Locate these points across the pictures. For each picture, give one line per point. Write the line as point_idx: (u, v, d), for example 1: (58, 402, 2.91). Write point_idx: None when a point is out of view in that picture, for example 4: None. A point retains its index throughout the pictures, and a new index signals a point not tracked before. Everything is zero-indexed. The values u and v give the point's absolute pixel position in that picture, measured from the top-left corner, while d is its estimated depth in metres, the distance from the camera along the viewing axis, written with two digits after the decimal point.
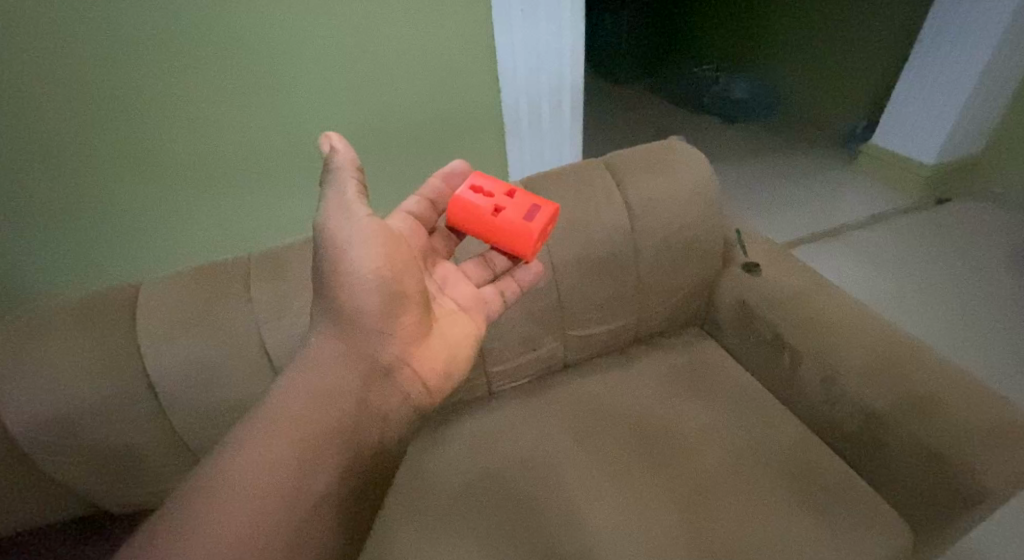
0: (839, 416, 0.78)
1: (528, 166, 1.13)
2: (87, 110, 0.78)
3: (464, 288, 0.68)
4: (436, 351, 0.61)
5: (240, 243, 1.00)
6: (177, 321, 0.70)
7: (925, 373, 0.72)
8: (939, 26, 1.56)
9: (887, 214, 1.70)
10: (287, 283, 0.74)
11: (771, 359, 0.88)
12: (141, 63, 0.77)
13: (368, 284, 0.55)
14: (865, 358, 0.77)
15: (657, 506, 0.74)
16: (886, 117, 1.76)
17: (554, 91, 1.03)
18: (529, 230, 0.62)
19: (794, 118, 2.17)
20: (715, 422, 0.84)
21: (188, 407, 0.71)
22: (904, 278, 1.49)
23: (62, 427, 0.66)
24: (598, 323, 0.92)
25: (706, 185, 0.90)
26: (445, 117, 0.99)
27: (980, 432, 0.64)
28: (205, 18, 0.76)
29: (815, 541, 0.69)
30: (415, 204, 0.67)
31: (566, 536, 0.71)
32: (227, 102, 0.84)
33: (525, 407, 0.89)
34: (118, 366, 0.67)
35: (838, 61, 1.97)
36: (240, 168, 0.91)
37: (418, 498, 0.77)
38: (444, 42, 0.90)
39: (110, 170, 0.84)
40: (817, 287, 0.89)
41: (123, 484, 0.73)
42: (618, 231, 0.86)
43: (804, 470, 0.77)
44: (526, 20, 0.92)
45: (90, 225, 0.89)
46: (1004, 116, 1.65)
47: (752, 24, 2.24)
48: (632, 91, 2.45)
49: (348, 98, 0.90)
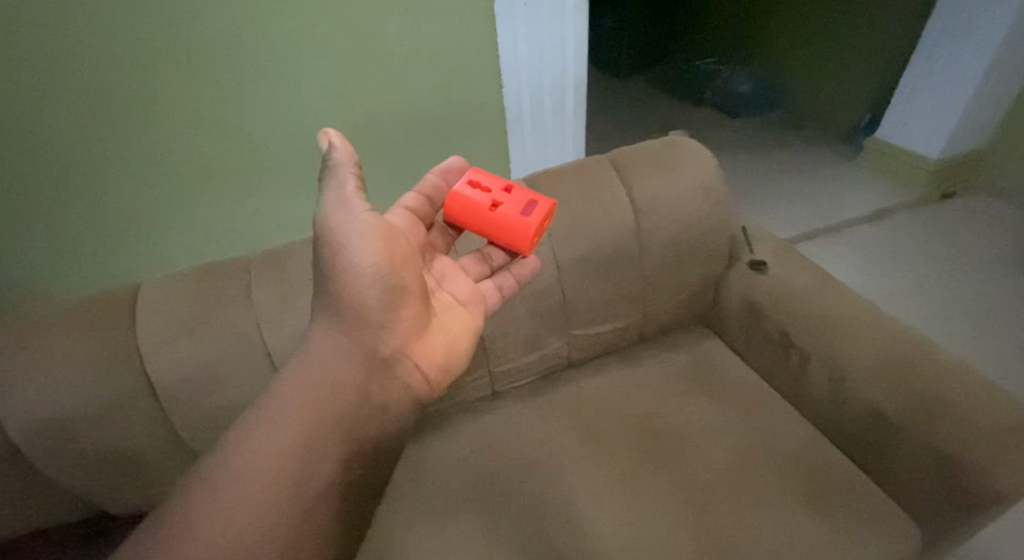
0: (846, 415, 0.77)
1: (530, 162, 1.12)
2: (86, 109, 0.77)
3: (463, 282, 0.67)
4: (436, 344, 0.60)
5: (240, 241, 0.99)
6: (177, 321, 0.69)
7: (935, 371, 0.71)
8: (945, 24, 1.55)
9: (891, 211, 1.68)
10: (288, 282, 0.73)
11: (778, 358, 0.87)
12: (143, 60, 0.76)
13: (367, 278, 0.54)
14: (875, 356, 0.75)
15: (664, 506, 0.73)
16: (890, 113, 1.75)
17: (556, 86, 1.02)
18: (525, 227, 0.61)
19: (797, 115, 2.16)
20: (721, 422, 0.83)
21: (188, 407, 0.70)
22: (907, 274, 1.48)
23: (59, 429, 0.65)
24: (602, 321, 0.91)
25: (711, 181, 0.89)
26: (447, 113, 0.98)
27: (991, 431, 0.63)
28: (205, 16, 0.75)
29: (823, 542, 0.68)
30: (412, 199, 0.65)
31: (571, 537, 0.70)
32: (227, 99, 0.83)
33: (528, 406, 0.88)
34: (117, 365, 0.66)
35: (842, 58, 1.96)
36: (240, 166, 0.90)
37: (421, 499, 0.76)
38: (447, 38, 0.89)
39: (107, 169, 0.83)
40: (824, 284, 0.88)
41: (123, 485, 0.72)
42: (622, 229, 0.85)
43: (812, 470, 0.76)
44: (528, 16, 0.91)
45: (88, 224, 0.88)
46: (1009, 112, 1.64)
47: (755, 20, 2.23)
48: (635, 85, 2.43)
49: (349, 94, 0.89)
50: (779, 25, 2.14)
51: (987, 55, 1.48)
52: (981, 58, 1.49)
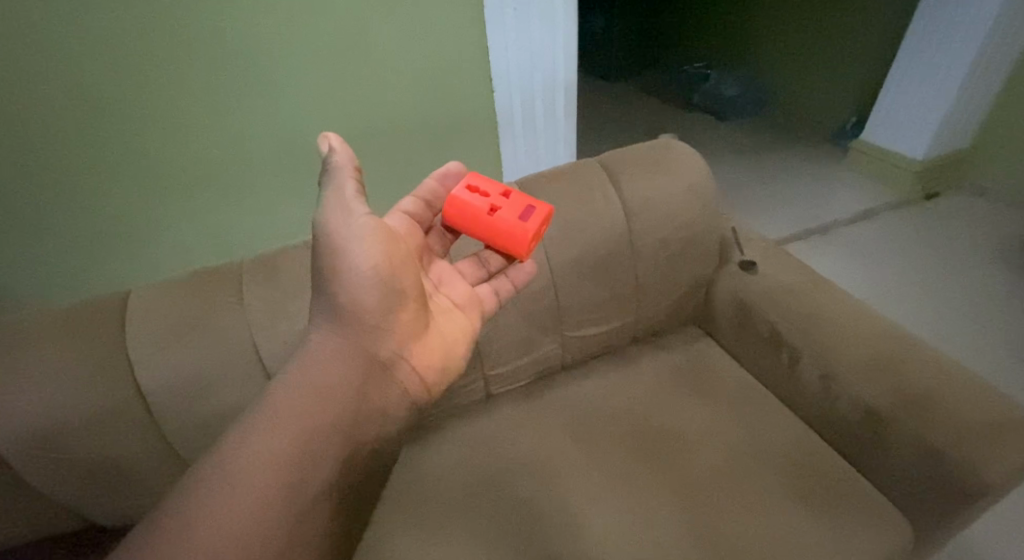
0: (838, 414, 0.78)
1: (523, 165, 1.13)
2: (77, 115, 0.77)
3: (461, 286, 0.68)
4: (434, 347, 0.60)
5: (233, 247, 0.99)
6: (169, 329, 0.68)
7: (923, 366, 0.73)
8: (926, 29, 1.59)
9: (878, 211, 1.71)
10: (282, 288, 0.73)
11: (769, 357, 0.88)
12: (134, 66, 0.76)
13: (367, 281, 0.54)
14: (865, 354, 0.77)
15: (659, 505, 0.73)
16: (875, 115, 1.78)
17: (548, 90, 1.03)
18: (523, 231, 0.61)
19: (784, 118, 2.19)
20: (715, 422, 0.84)
21: (179, 415, 0.69)
22: (895, 273, 1.50)
23: (48, 441, 0.64)
24: (597, 323, 0.91)
25: (701, 183, 0.91)
26: (439, 118, 0.99)
27: (980, 425, 0.64)
28: (196, 23, 0.75)
29: (817, 538, 0.69)
30: (410, 204, 0.66)
31: (566, 538, 0.70)
32: (218, 106, 0.83)
33: (523, 409, 0.88)
34: (108, 372, 0.66)
35: (827, 61, 2.00)
36: (231, 171, 0.90)
37: (415, 505, 0.75)
38: (439, 44, 0.90)
39: (97, 175, 0.83)
40: (813, 282, 0.89)
41: (113, 496, 0.72)
42: (614, 231, 0.86)
43: (805, 468, 0.77)
44: (519, 20, 0.92)
45: (77, 232, 0.87)
46: (990, 113, 1.67)
47: (740, 25, 2.27)
48: (625, 89, 2.45)
49: (342, 100, 0.90)
50: (766, 29, 2.17)
51: (968, 56, 1.51)
52: (963, 60, 1.52)
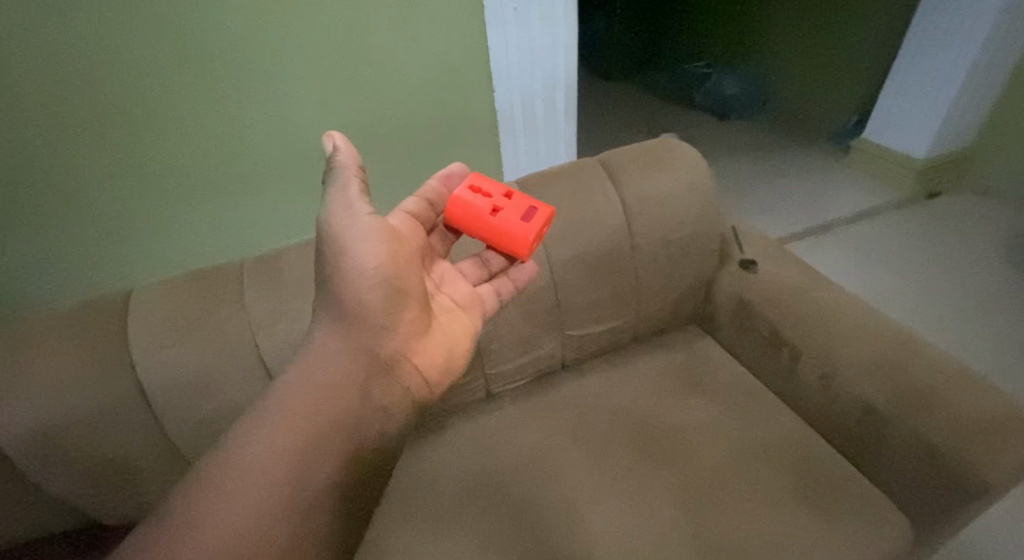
0: (838, 412, 0.78)
1: (523, 164, 1.13)
2: (79, 114, 0.77)
3: (462, 286, 0.68)
4: (436, 346, 0.60)
5: (234, 247, 0.99)
6: (171, 328, 0.69)
7: (922, 365, 0.73)
8: (927, 27, 1.58)
9: (879, 210, 1.71)
10: (283, 287, 0.74)
11: (769, 356, 0.89)
12: (136, 66, 0.76)
13: (370, 280, 0.54)
14: (865, 352, 0.77)
15: (660, 504, 0.73)
16: (877, 114, 1.78)
17: (548, 89, 1.03)
18: (525, 233, 0.62)
19: (785, 116, 2.19)
20: (716, 420, 0.84)
21: (182, 414, 0.69)
22: (897, 272, 1.50)
23: (52, 439, 0.64)
24: (597, 322, 0.92)
25: (702, 182, 0.91)
26: (439, 117, 0.99)
27: (980, 424, 0.64)
28: (196, 22, 0.75)
29: (817, 535, 0.69)
30: (413, 203, 0.65)
31: (567, 536, 0.70)
32: (220, 106, 0.83)
33: (523, 407, 0.89)
34: (111, 371, 0.66)
35: (828, 59, 1.99)
36: (233, 171, 0.90)
37: (416, 503, 0.76)
38: (439, 43, 0.90)
39: (100, 175, 0.83)
40: (813, 281, 0.89)
41: (116, 494, 0.72)
42: (615, 230, 0.86)
43: (806, 466, 0.77)
44: (519, 20, 0.92)
45: (79, 231, 0.87)
46: (992, 111, 1.67)
47: (741, 24, 2.27)
48: (626, 88, 2.45)
49: (343, 99, 0.90)
50: (767, 27, 2.17)
51: (970, 55, 1.51)
52: (965, 58, 1.52)
